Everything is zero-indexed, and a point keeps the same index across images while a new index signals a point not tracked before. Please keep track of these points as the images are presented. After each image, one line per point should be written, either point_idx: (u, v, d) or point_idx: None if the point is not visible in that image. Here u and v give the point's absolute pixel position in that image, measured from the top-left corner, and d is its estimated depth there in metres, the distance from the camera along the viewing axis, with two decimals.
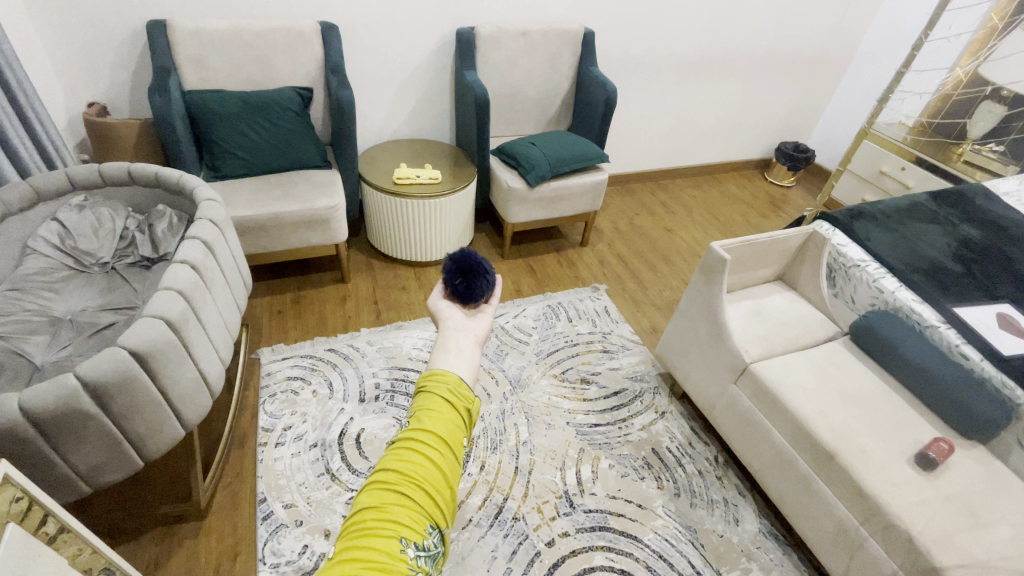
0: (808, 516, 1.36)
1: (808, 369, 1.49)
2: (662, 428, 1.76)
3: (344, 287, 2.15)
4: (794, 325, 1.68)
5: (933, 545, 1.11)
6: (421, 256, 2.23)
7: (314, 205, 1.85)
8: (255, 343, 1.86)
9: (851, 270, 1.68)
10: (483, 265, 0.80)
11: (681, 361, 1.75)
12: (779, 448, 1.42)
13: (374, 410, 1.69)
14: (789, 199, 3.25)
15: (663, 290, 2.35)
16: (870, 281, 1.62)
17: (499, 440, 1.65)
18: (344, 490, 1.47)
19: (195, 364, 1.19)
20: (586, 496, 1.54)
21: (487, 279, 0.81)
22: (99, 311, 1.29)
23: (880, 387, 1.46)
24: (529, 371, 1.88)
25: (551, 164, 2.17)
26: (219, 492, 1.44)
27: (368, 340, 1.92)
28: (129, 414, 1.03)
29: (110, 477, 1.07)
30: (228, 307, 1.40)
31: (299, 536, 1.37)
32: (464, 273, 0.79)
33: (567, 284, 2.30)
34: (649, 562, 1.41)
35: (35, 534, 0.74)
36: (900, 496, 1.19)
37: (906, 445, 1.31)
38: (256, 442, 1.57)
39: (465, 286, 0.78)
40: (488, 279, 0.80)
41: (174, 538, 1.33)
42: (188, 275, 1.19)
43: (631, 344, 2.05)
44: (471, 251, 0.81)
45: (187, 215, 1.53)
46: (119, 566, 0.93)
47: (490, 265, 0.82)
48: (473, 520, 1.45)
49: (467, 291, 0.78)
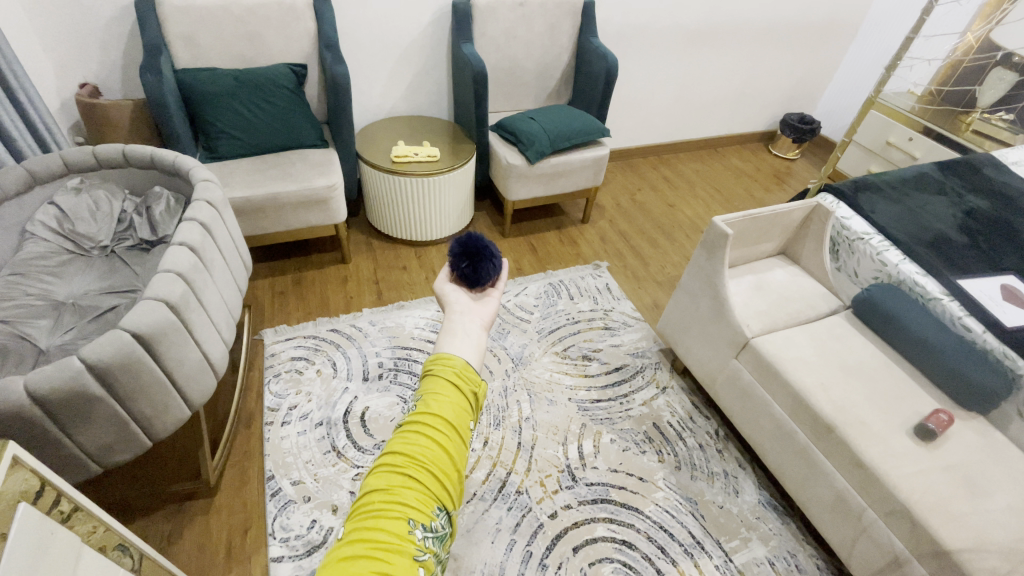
0: (807, 487, 1.38)
1: (809, 343, 1.49)
2: (664, 403, 1.77)
3: (345, 267, 2.15)
4: (796, 298, 1.68)
5: (932, 514, 1.12)
6: (421, 236, 2.22)
7: (312, 184, 1.83)
8: (258, 324, 1.88)
9: (855, 244, 1.67)
10: (489, 249, 0.80)
11: (682, 337, 1.76)
12: (779, 421, 1.43)
13: (378, 388, 1.71)
14: (793, 171, 3.20)
15: (665, 265, 2.34)
16: (874, 254, 1.62)
17: (502, 416, 1.67)
18: (350, 467, 1.50)
19: (198, 346, 1.19)
20: (588, 470, 1.56)
21: (492, 262, 0.80)
22: (101, 295, 1.30)
23: (882, 360, 1.47)
24: (530, 348, 1.89)
25: (551, 139, 2.14)
26: (228, 470, 1.47)
27: (370, 320, 1.92)
28: (134, 396, 1.03)
29: (120, 456, 1.08)
30: (229, 289, 1.40)
31: (307, 511, 1.40)
32: (470, 256, 0.79)
33: (569, 261, 2.30)
34: (650, 533, 1.44)
35: (49, 514, 0.75)
36: (899, 466, 1.21)
37: (905, 417, 1.32)
38: (262, 421, 1.59)
39: (471, 269, 0.78)
40: (493, 262, 0.80)
41: (185, 514, 1.36)
42: (188, 256, 1.19)
43: (632, 321, 2.05)
44: (477, 234, 0.80)
45: (184, 196, 1.53)
46: (133, 543, 0.95)
47: (496, 248, 0.81)
48: (477, 493, 1.48)
49: (473, 275, 0.78)
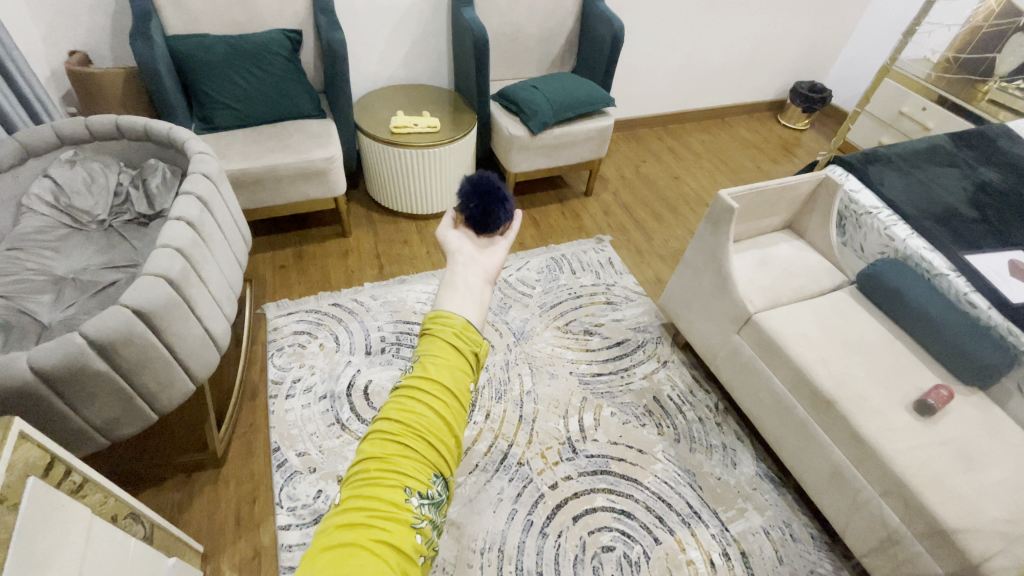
0: (805, 460, 1.39)
1: (812, 318, 1.49)
2: (664, 377, 1.79)
3: (346, 241, 2.13)
4: (801, 273, 1.66)
5: (926, 487, 1.14)
6: (422, 209, 2.20)
7: (310, 156, 1.80)
8: (260, 298, 1.88)
9: (863, 218, 1.64)
10: (501, 193, 0.83)
11: (683, 311, 1.76)
12: (779, 395, 1.44)
13: (381, 362, 1.72)
14: (801, 143, 3.13)
15: (669, 239, 2.31)
16: (881, 229, 1.59)
17: (504, 389, 1.69)
18: (354, 439, 1.52)
19: (200, 321, 1.19)
20: (588, 442, 1.59)
21: (504, 208, 0.83)
22: (100, 270, 1.29)
23: (884, 335, 1.46)
24: (532, 323, 1.89)
25: (554, 109, 2.09)
26: (235, 441, 1.50)
27: (372, 294, 1.92)
28: (137, 371, 1.04)
29: (126, 429, 1.10)
30: (230, 263, 1.39)
31: (313, 482, 1.43)
32: (481, 198, 0.82)
33: (572, 235, 2.28)
34: (648, 503, 1.47)
35: (59, 486, 0.77)
36: (896, 441, 1.22)
37: (905, 392, 1.32)
38: (267, 394, 1.61)
39: (482, 210, 0.81)
40: (505, 207, 0.83)
41: (194, 484, 1.39)
42: (186, 231, 1.18)
43: (635, 295, 2.04)
44: (490, 180, 0.84)
45: (180, 169, 1.50)
46: (144, 513, 0.97)
47: (508, 195, 0.84)
48: (479, 465, 1.50)
49: (484, 216, 0.81)
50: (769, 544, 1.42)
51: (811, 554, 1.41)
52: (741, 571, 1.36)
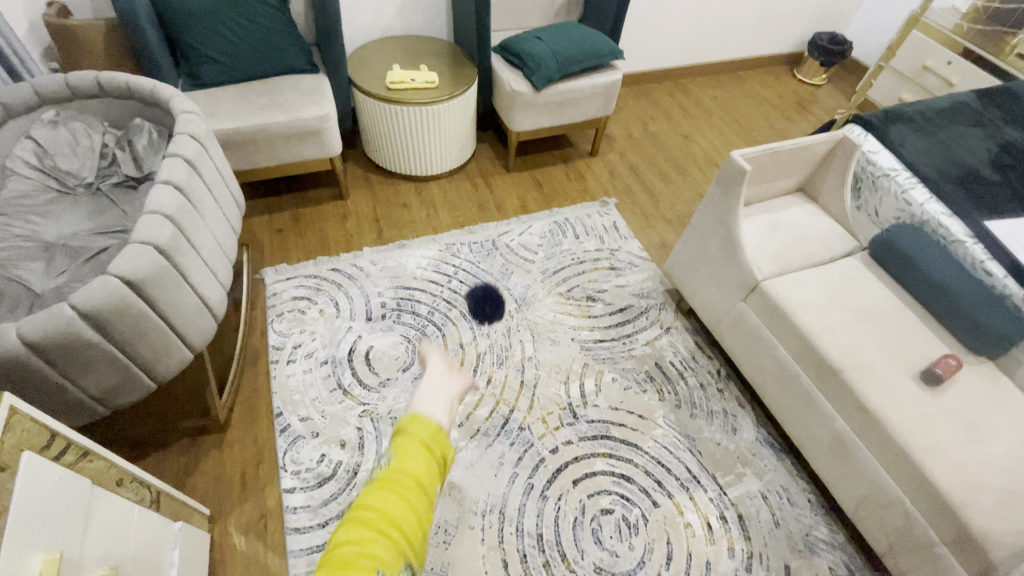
0: (806, 427, 1.39)
1: (821, 286, 1.45)
2: (667, 343, 1.77)
3: (344, 203, 2.08)
4: (812, 239, 1.61)
5: (927, 457, 1.13)
6: (421, 170, 2.13)
7: (303, 115, 1.72)
8: (258, 263, 1.85)
9: (879, 180, 1.58)
10: None
11: (689, 278, 1.72)
12: (783, 363, 1.42)
13: (382, 328, 1.71)
14: (818, 99, 2.99)
15: (676, 201, 2.25)
16: (898, 192, 1.53)
17: (505, 355, 1.68)
18: (356, 404, 1.53)
19: (194, 289, 1.16)
20: (589, 408, 1.59)
21: None
22: (91, 236, 1.26)
23: (894, 303, 1.43)
24: (534, 289, 1.86)
25: (559, 63, 1.97)
26: (238, 406, 1.51)
27: (371, 259, 1.89)
28: (132, 341, 1.03)
29: (126, 398, 1.10)
30: (223, 229, 1.35)
31: (316, 446, 1.44)
32: None
33: (576, 197, 2.21)
34: (648, 467, 1.48)
35: (58, 461, 0.77)
36: (900, 410, 1.21)
37: (912, 361, 1.30)
38: (268, 359, 1.61)
39: None
40: None
41: (199, 448, 1.41)
42: (174, 196, 1.14)
43: (639, 260, 2.00)
44: None
45: (167, 129, 1.43)
46: (148, 481, 0.98)
47: None
48: (480, 430, 1.52)
49: None
50: (766, 507, 1.44)
51: (807, 517, 1.43)
52: (737, 533, 1.39)
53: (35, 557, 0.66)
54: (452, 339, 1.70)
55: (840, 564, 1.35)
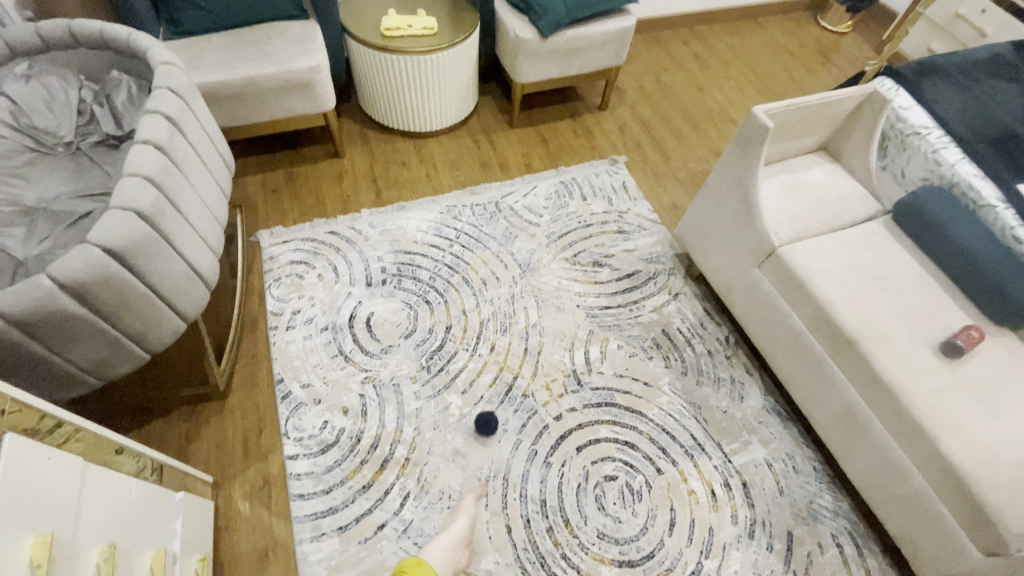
0: (816, 398, 1.35)
1: (840, 252, 1.38)
2: (675, 309, 1.72)
3: (340, 162, 1.99)
4: (833, 201, 1.52)
5: (942, 431, 1.10)
6: (421, 126, 2.02)
7: (293, 66, 1.61)
8: (252, 225, 1.78)
9: (909, 139, 1.52)
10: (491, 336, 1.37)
11: (700, 242, 1.65)
12: (796, 332, 1.37)
13: (382, 294, 1.66)
14: (842, 48, 2.80)
15: (689, 159, 2.14)
16: (928, 152, 1.48)
17: (509, 322, 1.64)
18: (358, 370, 1.51)
19: (182, 256, 1.11)
20: (594, 375, 1.56)
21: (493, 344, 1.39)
22: (73, 199, 1.19)
23: (916, 271, 1.36)
24: (539, 254, 1.80)
25: (568, 7, 1.82)
26: (238, 373, 1.49)
27: (369, 221, 1.82)
28: (119, 312, 0.98)
29: (119, 369, 1.07)
30: (211, 192, 1.28)
31: (318, 413, 1.43)
32: None
33: (583, 155, 2.11)
34: (652, 435, 1.47)
35: (48, 441, 0.75)
36: (917, 383, 1.17)
37: (931, 332, 1.25)
38: (267, 325, 1.58)
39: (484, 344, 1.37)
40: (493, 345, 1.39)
41: (201, 415, 1.40)
42: (154, 156, 1.06)
43: (648, 223, 1.92)
44: None
45: (147, 82, 1.34)
46: (146, 456, 0.98)
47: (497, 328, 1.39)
48: (484, 397, 1.50)
49: None
50: (771, 475, 1.43)
51: (811, 485, 1.42)
52: (741, 501, 1.39)
53: (25, 541, 0.64)
54: (455, 306, 1.66)
55: (842, 531, 1.36)
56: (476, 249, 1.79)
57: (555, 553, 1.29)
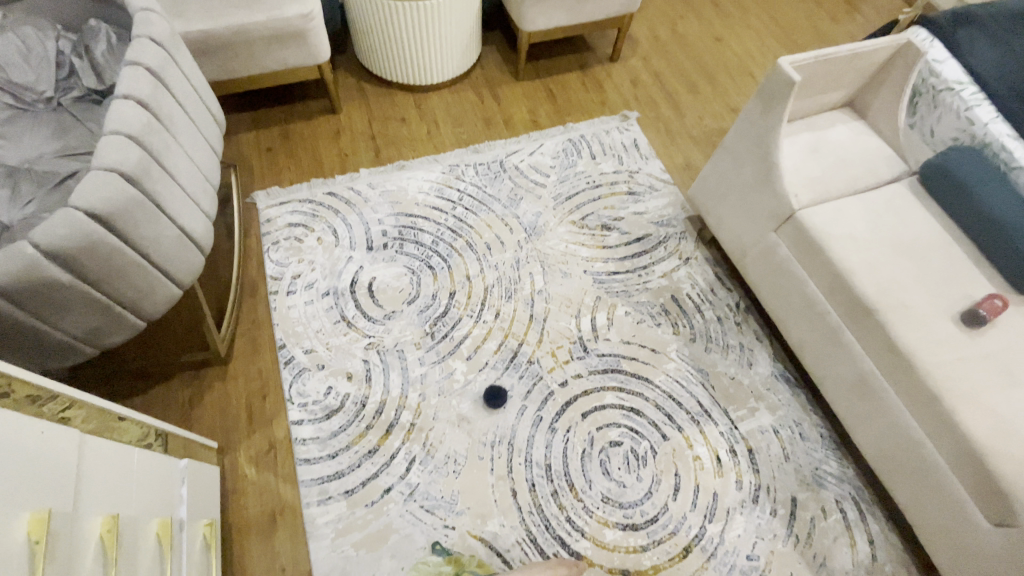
0: (828, 366, 1.32)
1: (863, 217, 1.32)
2: (685, 275, 1.67)
3: (337, 119, 1.89)
4: (857, 162, 1.44)
5: (958, 403, 1.08)
6: (421, 79, 1.91)
7: (283, 12, 1.50)
8: (248, 186, 1.72)
9: (940, 95, 1.40)
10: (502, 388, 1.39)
11: (714, 205, 1.58)
12: (811, 300, 1.33)
13: (384, 259, 1.62)
14: None
15: (704, 116, 2.03)
16: (961, 110, 1.37)
17: (514, 288, 1.60)
18: (361, 336, 1.48)
19: (172, 221, 1.06)
20: (600, 341, 1.53)
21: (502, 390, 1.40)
22: (57, 160, 1.12)
23: (941, 237, 1.30)
24: (545, 217, 1.74)
25: None
26: (239, 339, 1.47)
27: (369, 182, 1.75)
28: (109, 280, 0.95)
29: (115, 338, 1.04)
30: (202, 151, 1.22)
31: (322, 378, 1.42)
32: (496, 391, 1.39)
33: (593, 111, 2.00)
34: (658, 401, 1.46)
35: (40, 414, 0.73)
36: (935, 353, 1.13)
37: (954, 301, 1.20)
38: (267, 290, 1.54)
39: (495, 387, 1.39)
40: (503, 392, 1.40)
41: (203, 381, 1.39)
42: (136, 112, 0.99)
43: (660, 184, 1.84)
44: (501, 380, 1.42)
45: (127, 31, 1.25)
46: (150, 427, 0.97)
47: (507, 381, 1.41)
48: (489, 363, 1.48)
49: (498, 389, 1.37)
50: (777, 442, 1.42)
51: (817, 452, 1.42)
52: (746, 466, 1.39)
53: (20, 517, 0.62)
54: (458, 271, 1.61)
55: (846, 497, 1.36)
56: (480, 212, 1.73)
57: (559, 516, 1.29)
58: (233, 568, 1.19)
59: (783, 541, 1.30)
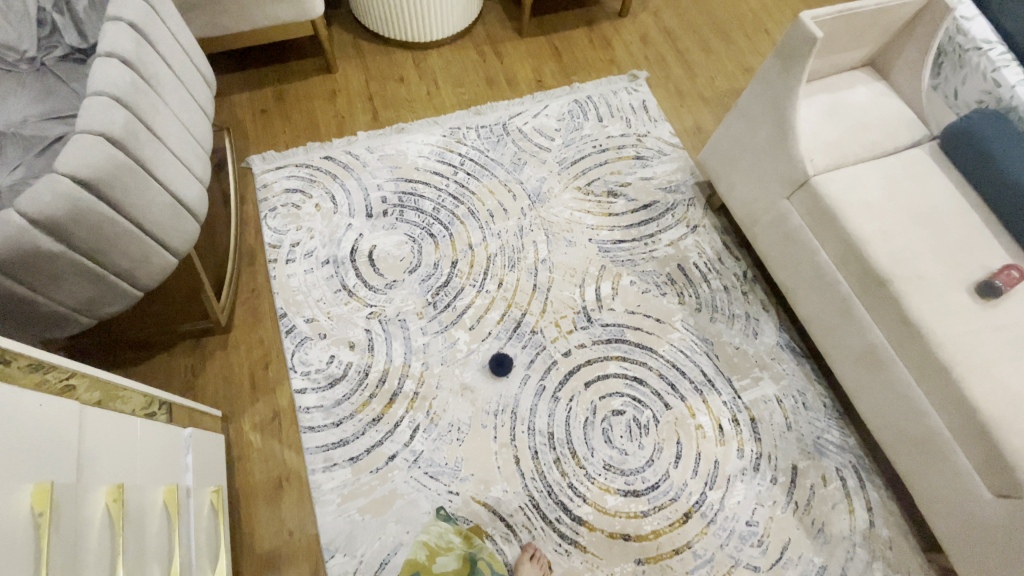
0: (835, 337, 1.31)
1: (880, 183, 1.27)
2: (692, 243, 1.63)
3: (333, 79, 1.82)
4: (876, 125, 1.37)
5: (968, 375, 1.06)
6: (420, 36, 1.82)
7: None
8: (243, 150, 1.67)
9: (967, 55, 1.35)
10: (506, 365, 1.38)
11: (726, 170, 1.53)
12: (821, 270, 1.30)
13: (384, 226, 1.58)
14: None
15: (716, 76, 1.94)
16: (987, 71, 1.31)
17: (518, 258, 1.57)
18: (363, 306, 1.47)
19: (164, 187, 1.02)
20: (604, 311, 1.52)
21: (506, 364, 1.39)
22: (42, 123, 1.06)
23: (960, 204, 1.25)
24: (549, 183, 1.69)
25: None
26: (239, 308, 1.45)
27: (367, 146, 1.69)
28: (101, 249, 0.92)
29: (112, 308, 1.03)
30: (192, 113, 1.17)
31: (324, 347, 1.41)
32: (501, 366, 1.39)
33: (600, 71, 1.91)
34: (661, 371, 1.45)
35: (42, 386, 0.73)
36: (947, 325, 1.11)
37: (968, 271, 1.17)
38: (266, 258, 1.51)
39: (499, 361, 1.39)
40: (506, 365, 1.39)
41: (205, 350, 1.38)
42: (120, 72, 0.94)
43: (669, 148, 1.78)
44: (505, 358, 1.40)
45: None
46: (154, 399, 0.97)
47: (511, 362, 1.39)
48: (492, 332, 1.46)
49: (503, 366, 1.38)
50: (780, 411, 1.42)
51: (820, 421, 1.42)
52: (748, 435, 1.39)
53: (23, 488, 0.62)
54: (461, 239, 1.58)
55: (847, 465, 1.37)
56: (483, 177, 1.68)
57: (562, 483, 1.31)
58: (242, 531, 1.22)
59: (782, 508, 1.32)
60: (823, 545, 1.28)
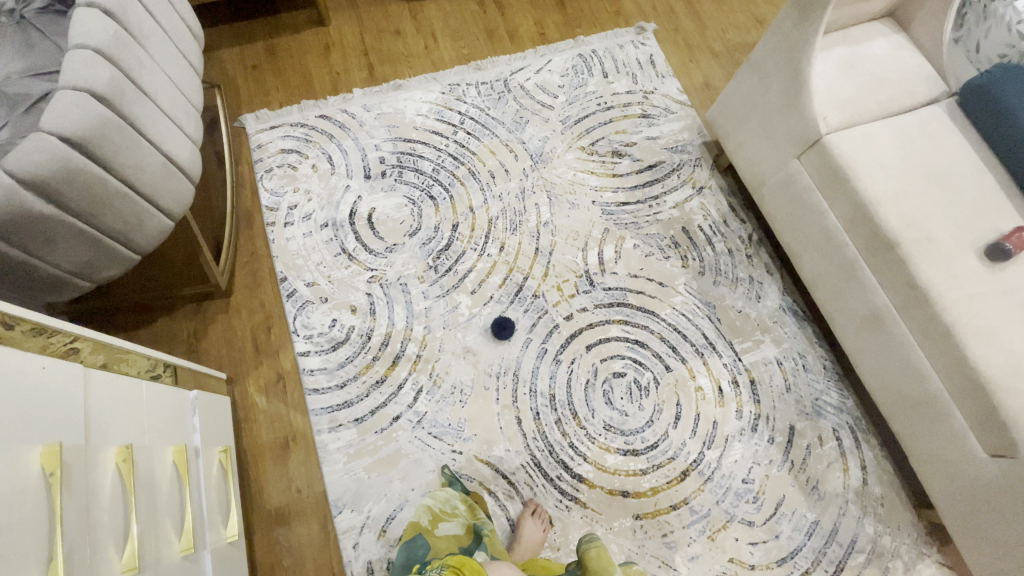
0: (840, 300, 1.30)
1: (894, 142, 1.23)
2: (698, 206, 1.60)
3: (326, 32, 1.74)
4: (894, 80, 1.31)
5: (971, 338, 1.06)
6: None
7: None
8: (235, 109, 1.61)
9: (992, 5, 1.26)
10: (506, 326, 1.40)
11: (736, 129, 1.49)
12: (829, 232, 1.28)
13: (383, 188, 1.55)
14: None
15: (726, 29, 1.85)
16: (1011, 23, 1.23)
17: (519, 221, 1.54)
18: (364, 270, 1.45)
19: (155, 147, 0.99)
20: (607, 275, 1.50)
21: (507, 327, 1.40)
22: (27, 80, 1.01)
23: (975, 164, 1.22)
24: (552, 142, 1.64)
25: None
26: (239, 272, 1.44)
27: (363, 104, 1.63)
28: (95, 211, 0.90)
29: (109, 272, 1.02)
30: (181, 70, 1.12)
31: (326, 311, 1.41)
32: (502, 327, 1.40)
33: (606, 23, 1.83)
34: (663, 334, 1.45)
35: (47, 351, 0.73)
36: (954, 289, 1.10)
37: (979, 234, 1.15)
38: (264, 221, 1.49)
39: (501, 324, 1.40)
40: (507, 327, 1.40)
41: (206, 314, 1.38)
42: (101, 23, 0.90)
43: (676, 106, 1.72)
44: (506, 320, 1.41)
45: None
46: (158, 363, 0.98)
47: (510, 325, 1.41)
48: (493, 297, 1.46)
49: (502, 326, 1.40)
50: (780, 373, 1.43)
51: (819, 383, 1.43)
52: (748, 397, 1.41)
53: (31, 450, 0.62)
54: (461, 202, 1.55)
55: (844, 426, 1.39)
56: (484, 137, 1.63)
57: (563, 443, 1.33)
58: (252, 488, 1.25)
59: (778, 466, 1.35)
60: (817, 501, 1.32)
